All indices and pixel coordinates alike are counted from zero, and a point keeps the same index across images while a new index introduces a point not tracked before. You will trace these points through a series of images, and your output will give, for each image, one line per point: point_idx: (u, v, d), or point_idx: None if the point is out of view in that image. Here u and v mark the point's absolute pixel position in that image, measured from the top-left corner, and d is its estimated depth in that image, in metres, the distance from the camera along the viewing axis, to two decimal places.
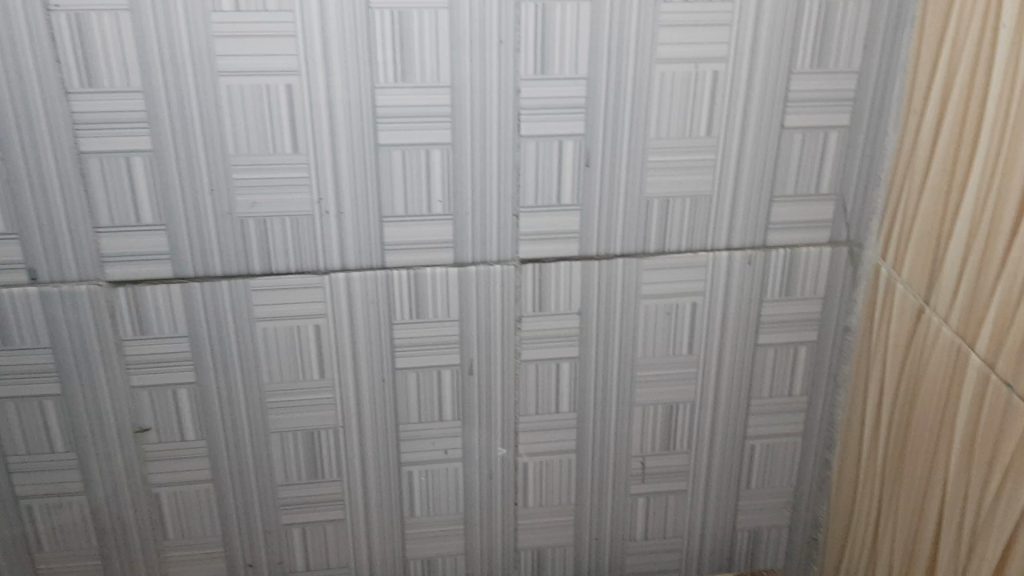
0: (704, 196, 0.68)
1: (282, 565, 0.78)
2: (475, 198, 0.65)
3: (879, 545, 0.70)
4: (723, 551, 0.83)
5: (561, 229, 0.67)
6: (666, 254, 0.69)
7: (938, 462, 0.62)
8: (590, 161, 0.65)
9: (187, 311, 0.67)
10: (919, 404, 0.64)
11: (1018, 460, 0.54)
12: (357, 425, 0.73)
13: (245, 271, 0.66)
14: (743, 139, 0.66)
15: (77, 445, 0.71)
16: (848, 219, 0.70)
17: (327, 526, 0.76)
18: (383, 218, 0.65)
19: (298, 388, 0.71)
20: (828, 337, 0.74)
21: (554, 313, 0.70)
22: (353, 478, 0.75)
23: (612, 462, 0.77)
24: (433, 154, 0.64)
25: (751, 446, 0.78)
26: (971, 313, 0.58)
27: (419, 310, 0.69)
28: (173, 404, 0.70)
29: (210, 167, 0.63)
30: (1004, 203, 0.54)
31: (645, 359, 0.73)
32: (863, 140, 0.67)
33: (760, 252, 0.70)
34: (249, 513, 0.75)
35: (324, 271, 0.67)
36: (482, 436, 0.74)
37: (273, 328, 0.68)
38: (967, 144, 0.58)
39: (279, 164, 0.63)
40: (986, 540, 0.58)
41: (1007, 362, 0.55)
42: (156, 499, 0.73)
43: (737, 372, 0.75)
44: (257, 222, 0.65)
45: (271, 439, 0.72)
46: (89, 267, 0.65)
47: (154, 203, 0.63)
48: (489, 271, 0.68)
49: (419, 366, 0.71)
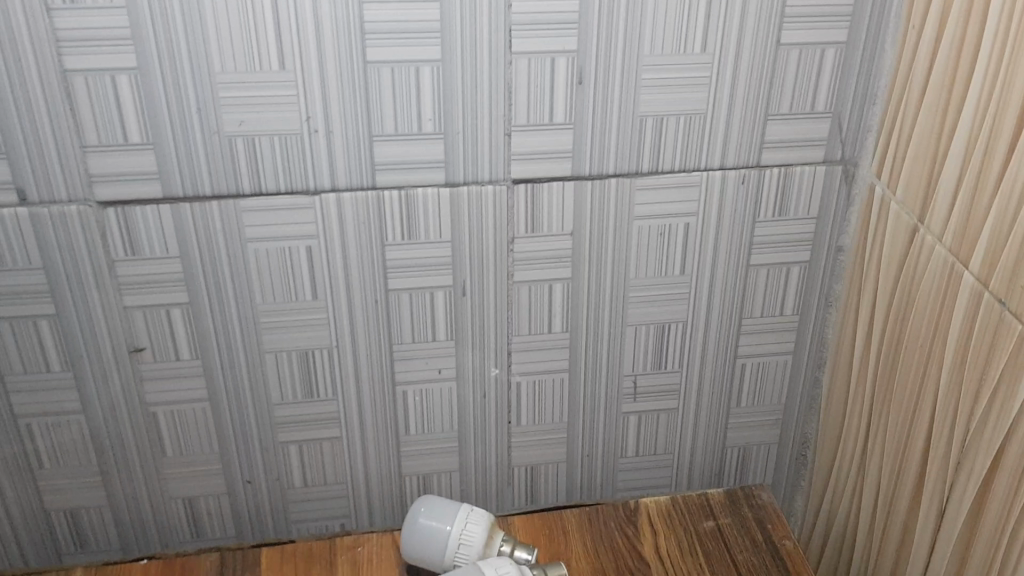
0: (699, 114, 0.67)
1: (280, 482, 0.79)
2: (466, 117, 0.65)
3: (868, 461, 0.72)
4: (713, 467, 0.84)
5: (553, 148, 0.67)
6: (659, 174, 0.69)
7: (928, 380, 0.63)
8: (583, 79, 0.64)
9: (178, 231, 0.67)
10: (911, 323, 0.65)
11: (1009, 376, 0.55)
12: (351, 345, 0.73)
13: (235, 191, 0.66)
14: (738, 56, 0.65)
15: (73, 364, 0.71)
16: (843, 138, 0.69)
17: (323, 444, 0.78)
18: (374, 137, 0.65)
19: (292, 308, 0.71)
20: (821, 256, 0.74)
21: (546, 234, 0.70)
22: (348, 397, 0.76)
23: (604, 381, 0.78)
24: (423, 72, 0.63)
25: (742, 365, 0.79)
26: (966, 231, 0.58)
27: (411, 231, 0.68)
28: (167, 325, 0.70)
29: (196, 85, 0.62)
30: (1002, 121, 0.54)
31: (638, 279, 0.73)
32: (860, 57, 0.66)
33: (754, 171, 0.70)
34: (246, 431, 0.76)
35: (315, 191, 0.66)
36: (475, 355, 0.75)
37: (265, 249, 0.68)
38: (966, 60, 0.57)
39: (267, 82, 0.62)
40: (975, 455, 0.59)
41: (1001, 280, 0.55)
42: (154, 417, 0.74)
43: (730, 292, 0.75)
44: (246, 142, 0.64)
45: (266, 360, 0.73)
46: (78, 188, 0.64)
47: (141, 122, 0.63)
48: (481, 191, 0.68)
49: (411, 287, 0.71)
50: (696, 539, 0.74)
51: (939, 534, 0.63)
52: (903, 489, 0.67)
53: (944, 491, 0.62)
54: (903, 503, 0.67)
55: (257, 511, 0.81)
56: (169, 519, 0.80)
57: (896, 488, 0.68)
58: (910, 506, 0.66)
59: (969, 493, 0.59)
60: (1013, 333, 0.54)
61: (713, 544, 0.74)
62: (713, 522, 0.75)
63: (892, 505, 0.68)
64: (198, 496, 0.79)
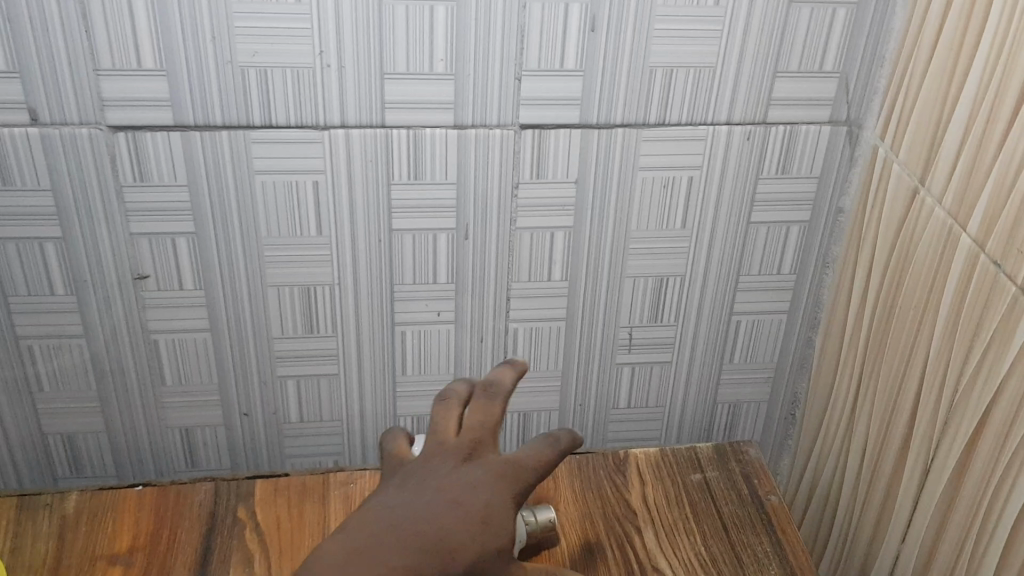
0: (708, 68, 0.67)
1: (276, 416, 0.80)
2: (478, 59, 0.65)
3: (855, 420, 0.73)
4: (703, 422, 0.86)
5: (562, 95, 0.67)
6: (665, 126, 0.69)
7: (920, 340, 0.64)
8: (595, 27, 0.65)
9: (186, 159, 0.67)
10: (906, 284, 0.66)
11: (1000, 336, 0.56)
12: (352, 283, 0.74)
13: (245, 122, 0.66)
14: (751, 12, 0.65)
15: (77, 288, 0.72)
16: (849, 100, 0.70)
17: (321, 380, 0.79)
18: (385, 75, 0.65)
19: (296, 243, 0.72)
20: (820, 217, 0.75)
21: (551, 181, 0.71)
22: (348, 335, 0.77)
23: (600, 332, 0.79)
24: (437, 11, 0.63)
25: (737, 321, 0.80)
26: (966, 194, 0.59)
27: (417, 171, 0.69)
28: (171, 253, 0.71)
29: (212, 14, 0.62)
30: (1007, 85, 0.55)
31: (639, 231, 0.74)
32: (871, 18, 0.67)
33: (759, 128, 0.70)
34: (245, 364, 0.77)
35: (324, 126, 0.67)
36: (475, 299, 0.76)
37: (272, 182, 0.69)
38: (976, 24, 0.58)
39: (282, 13, 0.62)
40: (962, 414, 0.60)
41: (997, 242, 0.56)
42: (154, 345, 0.75)
43: (729, 249, 0.76)
44: (258, 73, 0.64)
45: (267, 293, 0.74)
46: (89, 112, 0.65)
47: (155, 49, 0.63)
48: (488, 134, 0.68)
49: (415, 227, 0.72)
50: (684, 490, 0.75)
51: (922, 491, 0.64)
52: (889, 447, 0.68)
53: (930, 449, 0.63)
54: (888, 461, 0.68)
55: (252, 444, 0.82)
56: (165, 448, 0.81)
57: (882, 447, 0.69)
58: (895, 465, 0.68)
59: (954, 451, 0.61)
60: (1006, 294, 0.55)
61: (700, 495, 0.75)
62: (701, 475, 0.77)
63: (878, 464, 0.70)
64: (195, 426, 0.80)
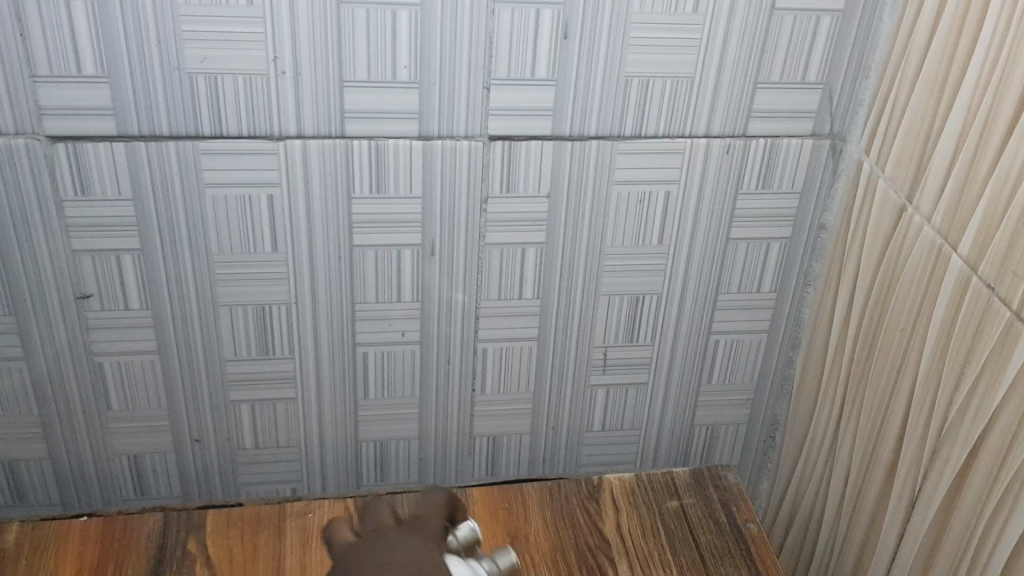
0: (686, 78, 0.64)
1: (230, 442, 0.76)
2: (444, 67, 0.61)
3: (838, 447, 0.70)
4: (680, 446, 0.82)
5: (533, 106, 0.64)
6: (641, 139, 0.66)
7: (907, 365, 0.61)
8: (569, 34, 0.61)
9: (131, 172, 0.63)
10: (892, 307, 0.63)
11: (994, 364, 0.53)
12: (310, 301, 0.70)
13: (194, 133, 0.62)
14: (732, 18, 0.62)
15: (16, 309, 0.67)
16: (833, 111, 0.67)
17: (277, 404, 0.74)
18: (344, 83, 0.61)
19: (250, 260, 0.67)
20: (802, 234, 0.72)
21: (521, 196, 0.67)
22: (306, 357, 0.72)
23: (572, 352, 0.75)
24: (400, 16, 0.59)
25: (715, 341, 0.76)
26: (958, 213, 0.56)
27: (379, 184, 0.65)
28: (116, 271, 0.67)
29: (157, 16, 0.57)
30: (1003, 98, 0.52)
31: (613, 248, 0.70)
32: (856, 27, 0.64)
33: (740, 140, 0.67)
34: (196, 387, 0.73)
35: (279, 137, 0.63)
36: (441, 320, 0.72)
37: (223, 196, 0.64)
38: (969, 34, 0.55)
39: (234, 17, 0.58)
40: (952, 444, 0.57)
41: (991, 264, 0.53)
42: (99, 368, 0.71)
43: (708, 266, 0.73)
44: (207, 79, 0.60)
45: (220, 313, 0.69)
46: (26, 120, 0.60)
47: (96, 53, 0.58)
48: (455, 146, 0.64)
49: (378, 244, 0.68)
50: (660, 519, 0.72)
51: (909, 524, 0.61)
52: (873, 477, 0.65)
53: (918, 480, 0.60)
54: (873, 491, 0.65)
55: (205, 472, 0.77)
56: (112, 476, 0.76)
57: (866, 476, 0.66)
58: (880, 494, 0.65)
59: (941, 484, 0.58)
60: (1001, 319, 0.52)
61: (676, 524, 0.72)
62: (677, 503, 0.73)
63: (862, 492, 0.67)
64: (144, 453, 0.75)
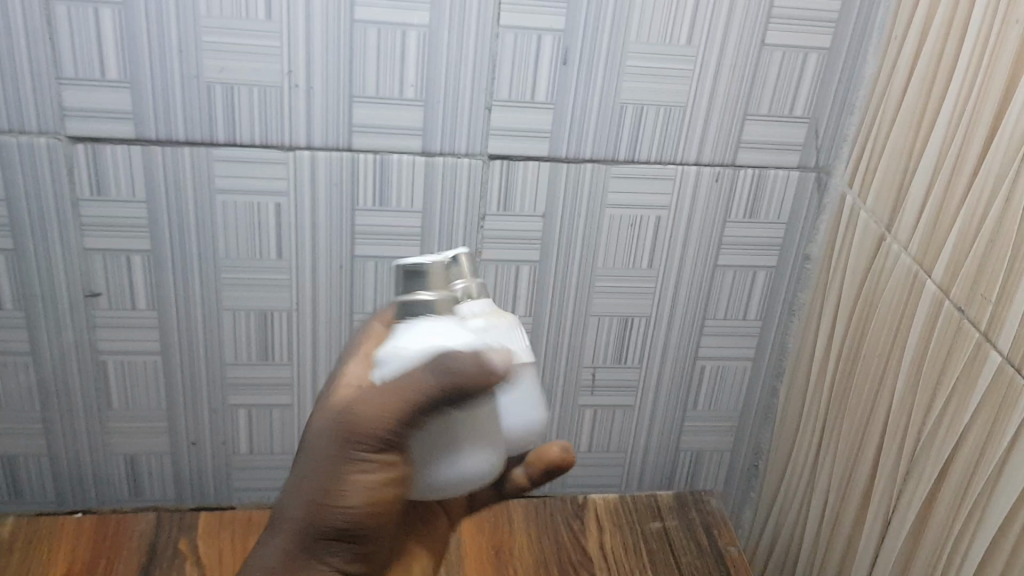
0: (679, 107, 0.67)
1: (225, 447, 0.78)
2: (449, 86, 0.65)
3: (818, 472, 0.72)
4: (665, 470, 0.85)
5: (532, 127, 0.67)
6: (635, 163, 0.69)
7: (884, 389, 0.63)
8: (568, 59, 0.64)
9: (146, 175, 0.66)
10: (870, 331, 0.65)
11: (962, 384, 0.55)
12: (311, 308, 0.72)
13: (208, 140, 0.65)
14: (724, 51, 0.66)
15: (26, 304, 0.70)
16: (819, 145, 0.70)
17: (273, 409, 0.77)
18: (354, 97, 0.64)
19: (255, 266, 0.70)
20: (788, 264, 0.75)
21: (518, 215, 0.70)
22: (303, 364, 0.75)
23: (564, 371, 0.78)
24: (410, 36, 0.62)
25: (702, 365, 0.79)
26: (932, 239, 0.59)
27: (382, 197, 0.68)
28: (126, 271, 0.69)
29: (180, 25, 0.61)
30: (974, 130, 0.55)
31: (605, 269, 0.73)
32: (841, 65, 0.67)
33: (729, 169, 0.70)
34: (195, 389, 0.75)
35: (289, 147, 0.66)
36: None
37: (233, 202, 0.67)
38: (946, 67, 0.58)
39: (252, 30, 0.61)
40: (924, 464, 0.59)
41: (962, 286, 0.55)
42: (103, 366, 0.73)
43: (695, 292, 0.75)
44: (224, 88, 0.63)
45: (222, 317, 0.72)
46: (49, 120, 0.63)
47: (120, 58, 0.61)
48: (456, 163, 0.67)
49: (378, 256, 0.71)
50: (643, 538, 0.73)
51: (884, 542, 0.63)
52: (851, 500, 0.67)
53: (892, 500, 0.62)
54: (850, 514, 0.67)
55: (199, 474, 0.80)
56: (108, 475, 0.78)
57: (843, 499, 0.68)
58: (856, 517, 0.66)
59: (914, 505, 0.59)
60: (970, 339, 0.54)
61: (659, 545, 0.73)
62: (661, 524, 0.75)
63: (839, 516, 0.69)
64: (140, 454, 0.78)
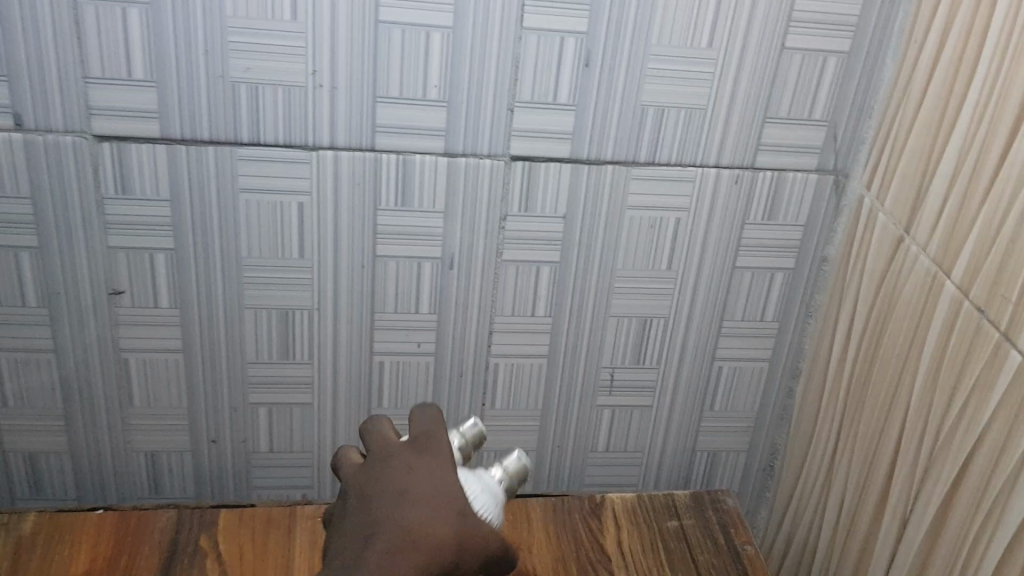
0: (699, 110, 0.68)
1: (244, 445, 0.79)
2: (472, 88, 0.65)
3: (834, 474, 0.72)
4: (681, 470, 0.85)
5: (554, 128, 0.67)
6: (655, 165, 0.69)
7: (902, 390, 0.64)
8: (590, 61, 0.65)
9: (171, 174, 0.66)
10: (888, 333, 0.66)
11: (982, 384, 0.55)
12: (332, 308, 0.73)
13: (232, 139, 0.65)
14: (743, 55, 0.66)
15: (50, 302, 0.70)
16: (837, 148, 0.71)
17: (292, 408, 0.77)
18: (377, 98, 0.65)
19: (277, 265, 0.71)
20: (805, 266, 0.76)
21: (539, 215, 0.71)
22: (324, 362, 0.76)
23: (583, 371, 0.79)
24: (433, 37, 0.63)
25: (718, 367, 0.80)
26: (952, 241, 0.59)
27: (405, 197, 0.69)
28: (149, 269, 0.70)
29: (206, 25, 0.61)
30: (994, 134, 0.55)
31: (625, 270, 0.74)
32: (860, 68, 0.68)
33: (748, 171, 0.71)
34: (215, 387, 0.76)
35: (312, 147, 0.66)
36: (456, 331, 0.75)
37: (256, 202, 0.68)
38: (965, 72, 0.58)
39: (277, 31, 0.62)
40: (942, 463, 0.59)
41: (982, 287, 0.56)
42: (125, 364, 0.73)
43: (713, 294, 0.76)
44: (249, 88, 0.64)
45: (243, 315, 0.73)
46: (75, 119, 0.63)
47: (147, 59, 0.62)
48: (478, 164, 0.68)
49: (400, 255, 0.71)
50: (660, 536, 0.74)
51: (902, 540, 0.63)
52: (868, 500, 0.67)
53: (910, 499, 0.62)
54: (866, 514, 0.68)
55: (218, 472, 0.80)
56: (128, 472, 0.79)
57: (861, 499, 0.68)
58: (874, 516, 0.67)
59: (933, 502, 0.60)
60: (990, 339, 0.55)
61: (676, 543, 0.73)
62: (677, 523, 0.75)
63: (856, 515, 0.69)
64: (160, 451, 0.78)
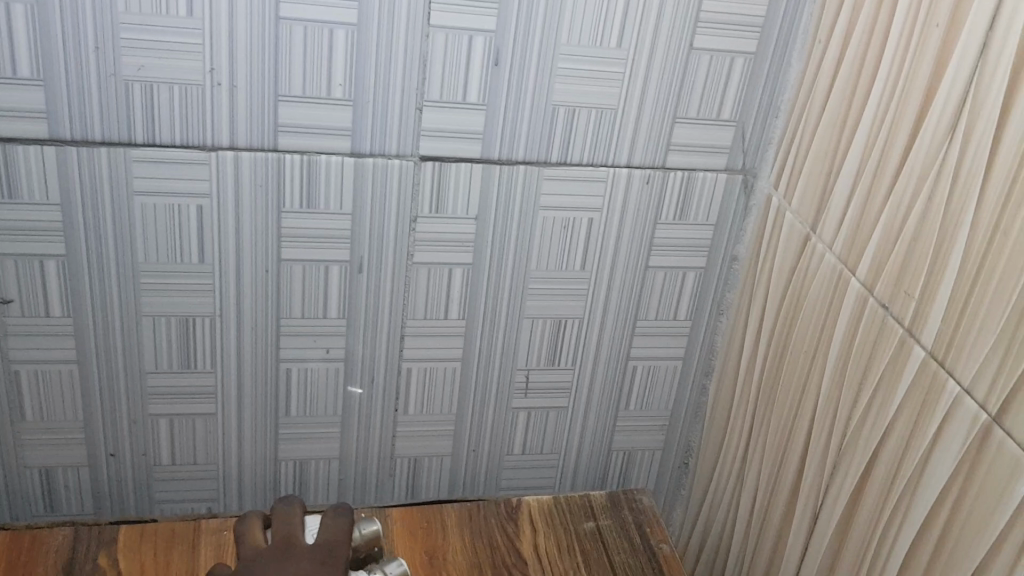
0: (610, 109, 0.67)
1: (146, 458, 0.76)
2: (379, 87, 0.63)
3: (747, 470, 0.73)
4: (597, 470, 0.85)
5: (463, 128, 0.66)
6: (566, 166, 0.69)
7: (809, 387, 0.65)
8: (500, 60, 0.64)
9: (60, 177, 0.63)
10: (796, 331, 0.67)
11: (887, 380, 0.56)
12: (236, 315, 0.71)
13: (126, 140, 0.62)
14: (653, 55, 0.66)
15: None
16: (745, 147, 0.71)
17: (196, 418, 0.75)
18: (280, 97, 0.63)
19: (176, 272, 0.68)
20: (716, 265, 0.76)
21: (450, 217, 0.69)
22: (229, 370, 0.73)
23: (497, 373, 0.78)
24: (337, 34, 0.61)
25: (633, 366, 0.80)
26: (857, 239, 0.60)
27: (311, 199, 0.67)
28: (40, 277, 0.66)
29: (96, 21, 0.58)
30: (896, 135, 0.56)
31: (538, 272, 0.73)
32: (767, 69, 0.68)
33: (659, 171, 0.71)
34: (114, 399, 0.72)
35: (211, 147, 0.64)
36: (367, 336, 0.74)
37: (152, 205, 0.65)
38: (867, 74, 0.59)
39: (172, 27, 0.59)
40: (850, 459, 0.60)
41: (885, 284, 0.57)
42: (15, 377, 0.70)
43: (627, 295, 0.76)
44: (144, 87, 0.61)
45: (142, 323, 0.70)
46: None
47: (32, 56, 0.59)
48: (387, 165, 0.66)
49: (306, 259, 0.69)
50: (576, 537, 0.73)
51: (813, 534, 0.64)
52: (779, 495, 0.68)
53: (820, 493, 0.63)
54: (778, 509, 0.68)
55: (118, 486, 0.77)
56: (22, 489, 0.75)
57: (772, 494, 0.69)
58: (785, 510, 0.67)
59: (842, 496, 0.61)
60: (895, 334, 0.56)
61: (592, 544, 0.73)
62: (594, 523, 0.75)
63: (768, 510, 0.70)
64: (56, 467, 0.74)
